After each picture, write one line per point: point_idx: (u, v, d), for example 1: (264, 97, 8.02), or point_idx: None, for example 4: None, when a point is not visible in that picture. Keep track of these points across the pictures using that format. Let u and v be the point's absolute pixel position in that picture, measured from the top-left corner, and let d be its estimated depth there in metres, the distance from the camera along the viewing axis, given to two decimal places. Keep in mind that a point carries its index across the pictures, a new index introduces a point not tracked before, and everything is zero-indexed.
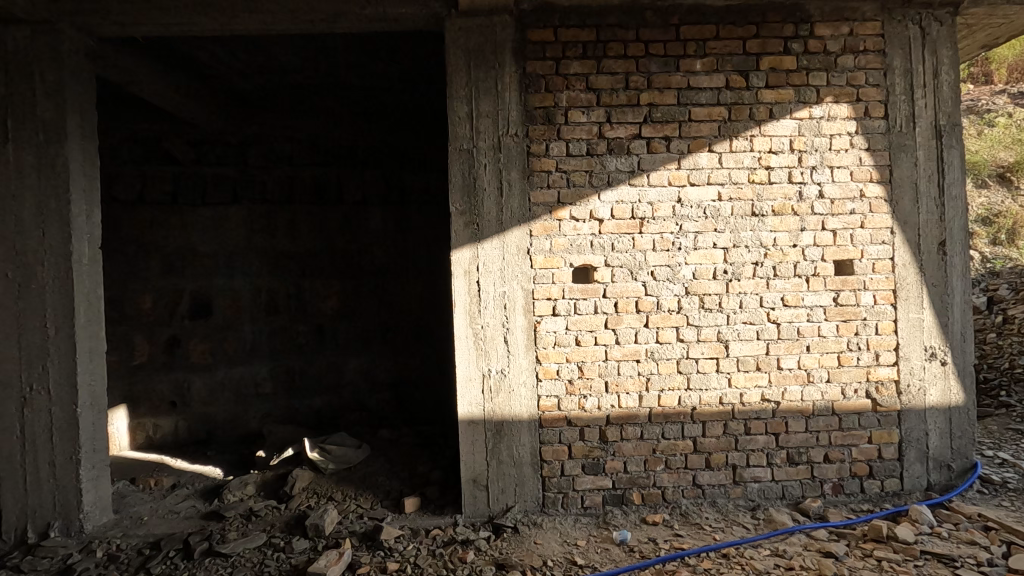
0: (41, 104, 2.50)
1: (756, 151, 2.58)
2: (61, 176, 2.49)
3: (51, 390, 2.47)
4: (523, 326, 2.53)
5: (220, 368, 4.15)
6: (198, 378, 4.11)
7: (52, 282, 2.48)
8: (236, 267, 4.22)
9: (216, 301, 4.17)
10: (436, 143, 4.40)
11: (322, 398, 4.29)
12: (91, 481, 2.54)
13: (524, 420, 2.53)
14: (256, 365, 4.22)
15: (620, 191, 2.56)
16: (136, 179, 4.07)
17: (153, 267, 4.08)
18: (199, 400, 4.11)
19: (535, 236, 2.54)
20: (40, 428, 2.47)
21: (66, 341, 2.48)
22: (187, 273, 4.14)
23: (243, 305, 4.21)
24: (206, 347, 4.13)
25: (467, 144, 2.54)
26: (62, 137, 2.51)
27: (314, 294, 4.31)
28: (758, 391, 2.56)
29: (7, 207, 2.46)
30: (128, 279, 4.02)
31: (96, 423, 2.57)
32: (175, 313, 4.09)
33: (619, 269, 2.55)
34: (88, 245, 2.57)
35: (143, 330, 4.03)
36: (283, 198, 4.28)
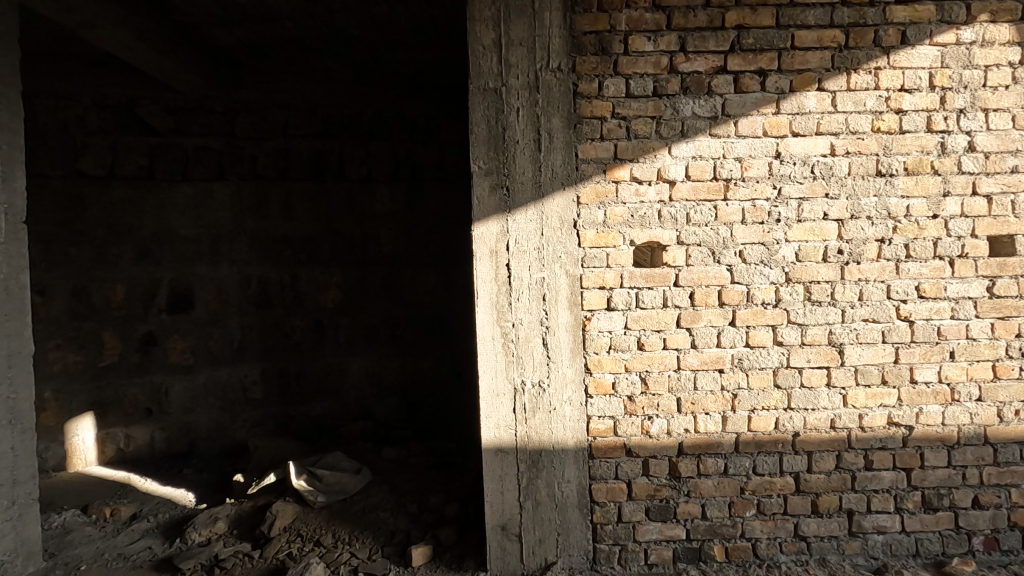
0: None
1: (883, 90, 1.91)
2: None
3: None
4: (567, 324, 1.91)
5: (204, 370, 3.58)
6: (177, 382, 3.53)
7: None
8: (222, 253, 3.63)
9: (199, 292, 3.59)
10: (452, 109, 3.77)
11: (321, 405, 3.70)
12: (10, 522, 2.00)
13: (569, 449, 1.91)
14: (245, 366, 3.63)
15: (697, 144, 1.91)
16: (106, 151, 3.48)
17: (125, 252, 3.50)
18: (179, 407, 3.54)
19: (584, 204, 1.90)
20: None
21: None
22: (165, 260, 3.55)
23: (230, 298, 3.62)
24: (187, 345, 3.55)
25: (493, 81, 1.91)
26: None
27: (312, 285, 3.71)
28: (884, 413, 1.91)
29: None
30: (95, 267, 3.44)
31: (19, 447, 2.03)
32: (151, 306, 3.52)
33: (697, 249, 1.91)
34: (4, 219, 2.00)
35: (114, 326, 3.45)
36: (276, 174, 3.67)
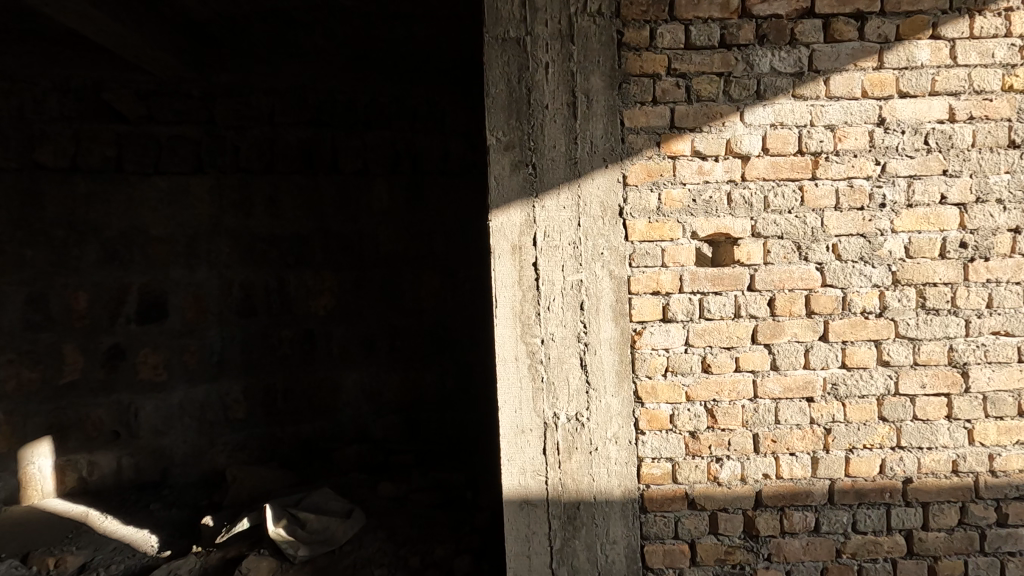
0: None
1: (1016, 37, 1.48)
2: None
3: None
4: (613, 340, 1.48)
5: (179, 388, 3.15)
6: (148, 401, 3.12)
7: None
8: (199, 256, 3.18)
9: (173, 300, 3.16)
10: (459, 93, 3.33)
11: (312, 425, 3.28)
12: None
13: (615, 500, 1.49)
14: (226, 383, 3.21)
15: (777, 108, 1.48)
16: (67, 141, 3.02)
17: (88, 255, 3.07)
18: (150, 430, 3.12)
19: (633, 185, 1.48)
20: None
21: None
22: (134, 264, 3.12)
23: (209, 306, 3.19)
24: (159, 359, 3.13)
25: (515, 29, 1.49)
26: None
27: (302, 291, 3.28)
28: (1019, 452, 1.49)
29: None
30: (54, 271, 3.01)
31: None
32: (118, 315, 3.09)
33: (778, 242, 1.49)
34: None
35: (76, 339, 3.03)
36: (261, 166, 3.21)
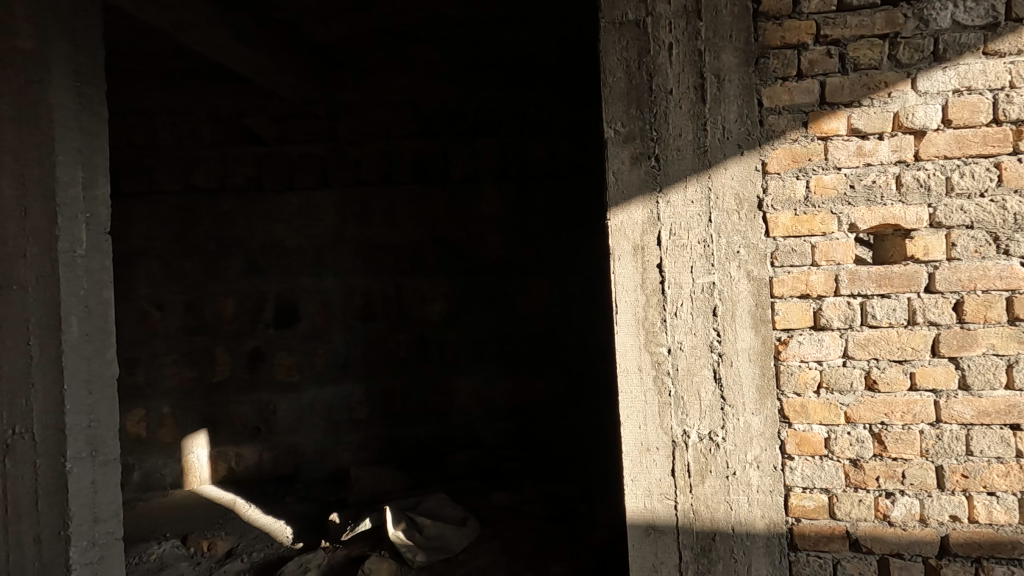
0: (19, 35, 1.74)
1: None
2: (42, 132, 1.75)
3: (35, 436, 1.74)
4: (752, 351, 1.30)
5: (308, 389, 3.36)
6: (284, 400, 3.36)
7: (35, 283, 1.74)
8: (326, 265, 3.39)
9: (303, 306, 3.38)
10: (566, 94, 3.28)
11: (426, 428, 3.35)
12: (90, 566, 1.79)
13: (757, 533, 1.31)
14: (350, 385, 3.37)
15: (963, 69, 1.22)
16: (217, 164, 3.34)
17: (234, 266, 3.37)
18: (285, 426, 3.35)
19: (775, 172, 1.29)
20: (23, 491, 1.74)
21: (53, 363, 1.74)
22: (272, 273, 3.38)
23: (334, 312, 3.37)
24: (293, 361, 3.37)
25: (635, 9, 1.36)
26: (43, 75, 1.75)
27: (416, 297, 3.37)
28: None
29: None
30: (207, 281, 3.35)
31: (100, 482, 1.82)
32: (258, 320, 3.37)
33: (967, 233, 1.22)
34: (86, 229, 1.82)
35: (225, 342, 3.35)
36: (379, 179, 3.36)
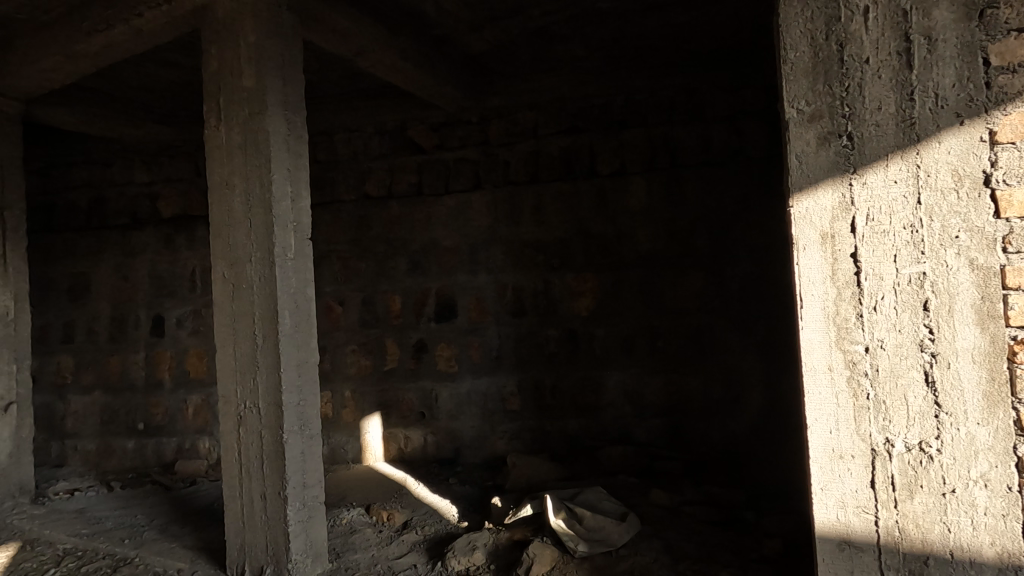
0: (244, 74, 2.11)
1: None
2: (263, 156, 2.08)
3: (261, 409, 2.08)
4: (971, 353, 1.26)
5: (465, 379, 3.53)
6: (444, 389, 3.55)
7: (259, 281, 2.08)
8: (480, 261, 3.52)
9: (460, 301, 3.55)
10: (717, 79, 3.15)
11: (577, 422, 3.35)
12: (301, 524, 2.09)
13: (986, 562, 1.26)
14: (503, 376, 3.47)
15: None
16: (385, 173, 3.62)
17: (400, 265, 3.62)
18: (446, 413, 3.55)
19: (1007, 141, 1.24)
20: (254, 454, 2.09)
21: (272, 349, 2.06)
22: (432, 270, 3.58)
23: (488, 307, 3.50)
24: (451, 352, 3.56)
25: None
26: (262, 107, 2.08)
27: (565, 292, 3.40)
28: None
29: (222, 197, 2.14)
30: (378, 279, 3.65)
31: (307, 452, 2.11)
32: (421, 314, 3.60)
33: None
34: (293, 236, 2.12)
35: (394, 333, 3.64)
36: (528, 177, 3.45)
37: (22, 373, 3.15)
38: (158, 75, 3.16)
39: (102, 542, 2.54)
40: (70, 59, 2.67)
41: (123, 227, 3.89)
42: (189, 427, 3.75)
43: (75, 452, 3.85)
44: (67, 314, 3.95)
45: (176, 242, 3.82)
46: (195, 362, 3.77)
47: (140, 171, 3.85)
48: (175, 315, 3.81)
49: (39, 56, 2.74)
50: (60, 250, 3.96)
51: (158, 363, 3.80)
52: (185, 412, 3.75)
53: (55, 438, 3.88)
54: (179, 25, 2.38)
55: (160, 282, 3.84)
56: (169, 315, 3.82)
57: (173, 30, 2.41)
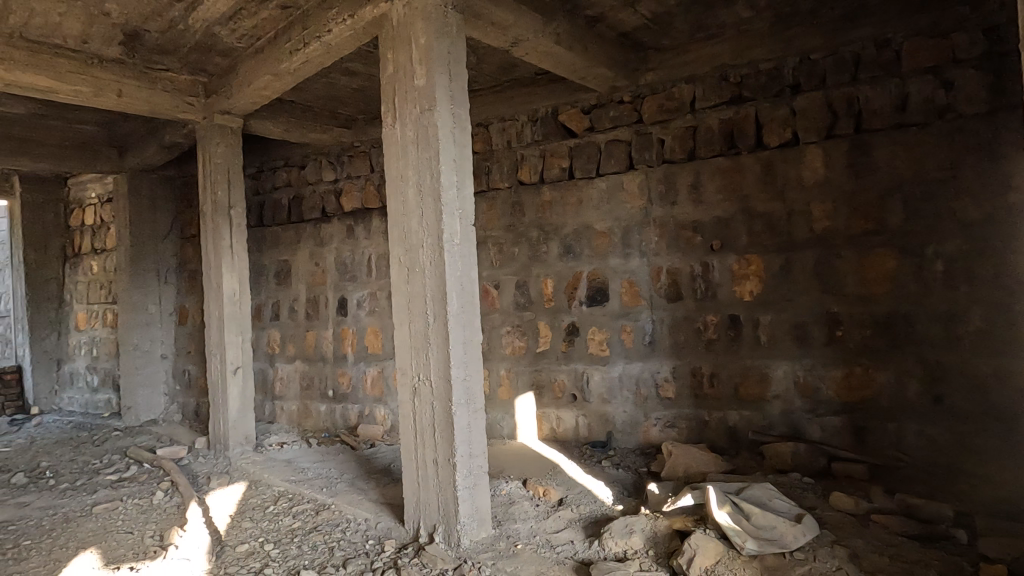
0: (415, 73, 2.29)
1: None
2: (433, 149, 2.24)
3: (433, 382, 2.27)
4: None
5: (617, 364, 3.47)
6: (596, 372, 3.52)
7: (430, 264, 2.26)
8: (633, 244, 3.43)
9: (613, 285, 3.48)
10: (916, 27, 2.72)
11: (739, 414, 3.14)
12: (468, 490, 2.25)
13: None
14: (657, 362, 3.37)
15: None
16: (538, 159, 3.67)
17: (552, 249, 3.65)
18: (599, 396, 3.51)
19: None
20: (427, 422, 2.30)
21: (442, 327, 2.23)
22: (584, 254, 3.56)
23: (642, 290, 3.41)
24: (604, 336, 3.50)
25: None
26: (432, 104, 2.24)
27: (726, 275, 3.19)
28: None
29: (398, 189, 2.36)
30: (531, 263, 3.71)
31: (473, 425, 2.26)
32: (574, 298, 3.59)
33: None
34: (459, 222, 2.26)
35: (547, 315, 3.67)
36: (684, 155, 3.27)
37: (246, 343, 3.81)
38: (341, 82, 3.58)
39: (307, 488, 2.99)
40: (277, 76, 3.13)
41: (315, 220, 4.48)
42: (368, 396, 4.24)
43: (282, 411, 4.57)
44: (275, 295, 4.67)
45: (356, 232, 4.30)
46: (373, 339, 4.24)
47: (327, 171, 4.40)
48: (356, 296, 4.31)
49: (254, 77, 3.25)
50: (269, 241, 4.69)
51: (343, 339, 4.35)
52: (365, 383, 4.25)
53: (267, 399, 4.64)
54: (360, 36, 2.65)
55: (344, 267, 4.36)
56: (351, 296, 4.33)
57: (356, 41, 2.69)
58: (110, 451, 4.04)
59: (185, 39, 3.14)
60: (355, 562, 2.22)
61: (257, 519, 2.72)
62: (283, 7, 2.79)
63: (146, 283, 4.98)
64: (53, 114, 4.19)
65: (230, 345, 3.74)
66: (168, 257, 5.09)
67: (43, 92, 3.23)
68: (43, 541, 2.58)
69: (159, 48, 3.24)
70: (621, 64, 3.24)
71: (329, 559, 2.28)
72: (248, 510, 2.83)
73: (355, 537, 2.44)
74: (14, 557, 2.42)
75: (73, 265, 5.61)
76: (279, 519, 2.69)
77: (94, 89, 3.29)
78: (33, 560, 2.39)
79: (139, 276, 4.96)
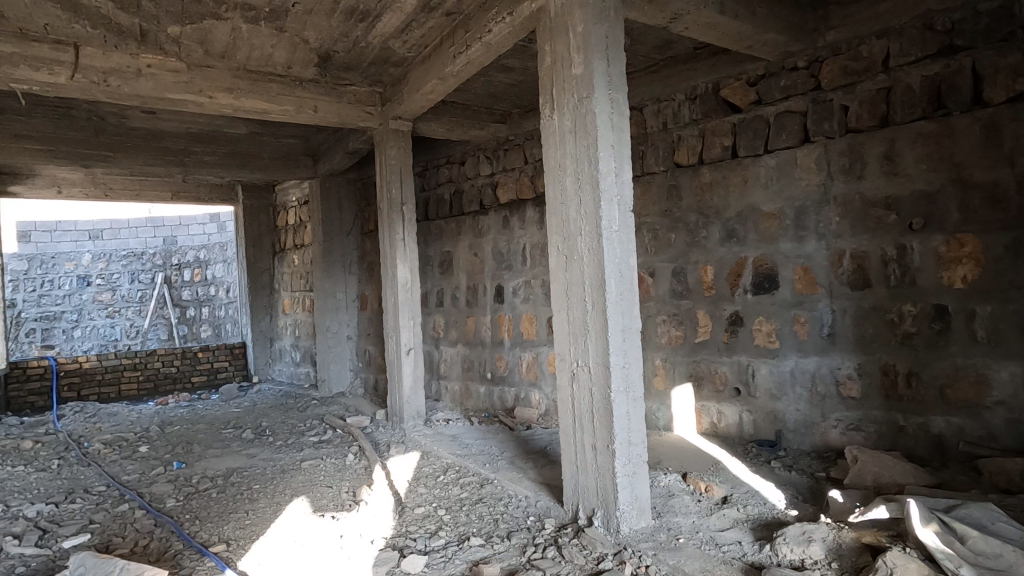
0: (573, 62, 2.30)
1: None
2: (591, 136, 2.24)
3: (591, 369, 2.29)
4: None
5: (789, 358, 3.17)
6: (764, 365, 3.26)
7: (588, 252, 2.28)
8: (809, 226, 3.09)
9: (784, 272, 3.18)
10: None
11: (946, 420, 2.70)
12: (627, 478, 2.24)
13: None
14: (838, 357, 3.02)
15: None
16: (697, 139, 3.48)
17: (713, 234, 3.44)
18: (767, 392, 3.25)
19: None
20: (585, 408, 2.33)
21: (600, 315, 2.24)
22: (750, 239, 3.30)
23: (820, 277, 3.07)
24: (774, 327, 3.23)
25: None
26: (590, 91, 2.24)
27: (929, 259, 2.74)
28: None
29: (556, 179, 2.41)
30: (689, 249, 3.54)
31: (632, 413, 2.24)
32: (738, 286, 3.35)
33: None
34: (618, 209, 2.24)
35: (707, 303, 3.48)
36: (875, 122, 2.86)
37: (416, 327, 4.19)
38: (498, 79, 3.74)
39: (472, 463, 3.22)
40: (442, 80, 3.37)
41: (474, 213, 4.75)
42: (524, 380, 4.41)
43: (447, 390, 4.96)
44: (439, 284, 5.06)
45: (512, 223, 4.48)
46: (528, 325, 4.39)
47: (485, 165, 4.64)
48: (512, 285, 4.50)
49: (422, 83, 3.53)
50: (434, 234, 5.09)
51: (500, 325, 4.57)
52: (521, 367, 4.43)
53: (433, 378, 5.06)
54: (518, 32, 2.74)
55: (500, 257, 4.58)
56: (507, 285, 4.53)
57: (514, 37, 2.79)
58: (311, 417, 4.74)
59: (366, 55, 3.52)
60: (518, 535, 2.34)
61: (430, 486, 2.99)
62: (448, 13, 3.00)
63: (335, 273, 5.72)
64: (265, 131, 4.98)
65: (404, 328, 4.15)
66: (351, 250, 5.78)
67: (259, 113, 3.85)
68: (267, 486, 3.12)
69: (345, 65, 3.67)
70: (796, 26, 2.93)
71: (495, 530, 2.43)
72: (422, 477, 3.13)
73: (517, 513, 2.57)
74: (248, 497, 2.97)
75: (280, 258, 6.64)
76: (449, 488, 2.94)
77: (296, 107, 3.83)
78: (262, 501, 2.90)
79: (329, 267, 5.71)
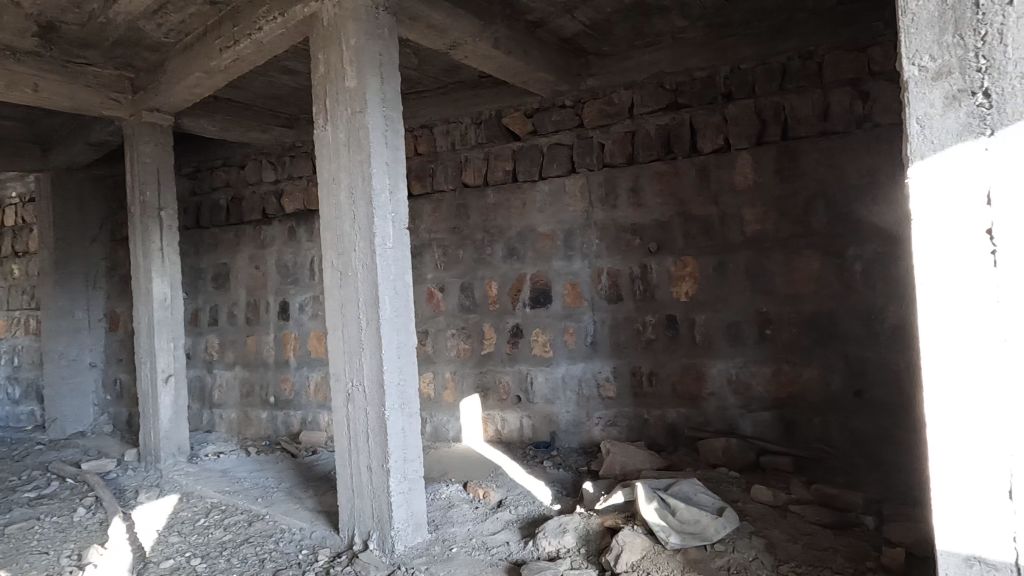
0: (347, 74, 2.25)
1: None
2: (364, 151, 2.22)
3: (366, 388, 2.24)
4: None
5: (561, 365, 3.51)
6: (540, 373, 3.55)
7: (362, 268, 2.23)
8: (576, 246, 3.47)
9: (557, 286, 3.52)
10: (831, 43, 2.91)
11: (677, 411, 3.24)
12: (403, 495, 2.23)
13: None
14: (599, 362, 3.43)
15: None
16: (482, 162, 3.68)
17: (497, 251, 3.66)
18: (542, 397, 3.55)
19: None
20: (361, 429, 2.27)
21: (374, 332, 2.20)
22: (528, 256, 3.58)
23: (584, 291, 3.46)
24: (547, 337, 3.54)
25: None
26: (363, 106, 2.21)
27: (664, 277, 3.28)
28: None
29: (331, 192, 2.32)
30: (476, 266, 3.71)
31: (407, 429, 2.25)
32: (518, 300, 3.61)
33: None
34: (392, 226, 2.24)
35: (492, 317, 3.68)
36: (624, 159, 3.35)
37: (179, 350, 3.66)
38: (280, 81, 3.50)
39: (240, 500, 2.90)
40: (208, 73, 3.03)
41: (256, 222, 4.35)
42: (311, 401, 4.14)
43: (222, 419, 4.41)
44: (213, 300, 4.51)
45: (298, 234, 4.20)
46: (316, 343, 4.14)
47: (268, 171, 4.29)
48: (298, 300, 4.21)
49: (184, 74, 3.14)
50: (207, 244, 4.52)
51: (285, 344, 4.23)
52: (308, 389, 4.15)
53: (206, 407, 4.47)
54: (293, 35, 2.59)
55: (286, 270, 4.25)
56: (293, 300, 4.23)
57: (289, 40, 2.63)
58: (30, 467, 3.80)
59: (110, 33, 3.00)
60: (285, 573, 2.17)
61: (185, 533, 2.61)
62: (212, 2, 2.71)
63: (72, 288, 4.72)
64: None
65: (161, 352, 3.59)
66: (96, 260, 4.83)
67: None
68: None
69: (80, 42, 3.08)
70: (562, 69, 3.29)
71: (259, 572, 2.22)
72: (176, 524, 2.72)
73: (288, 548, 2.38)
74: None
75: None
76: (209, 532, 2.60)
77: (6, 82, 3.09)
78: None
79: (63, 281, 4.69)
